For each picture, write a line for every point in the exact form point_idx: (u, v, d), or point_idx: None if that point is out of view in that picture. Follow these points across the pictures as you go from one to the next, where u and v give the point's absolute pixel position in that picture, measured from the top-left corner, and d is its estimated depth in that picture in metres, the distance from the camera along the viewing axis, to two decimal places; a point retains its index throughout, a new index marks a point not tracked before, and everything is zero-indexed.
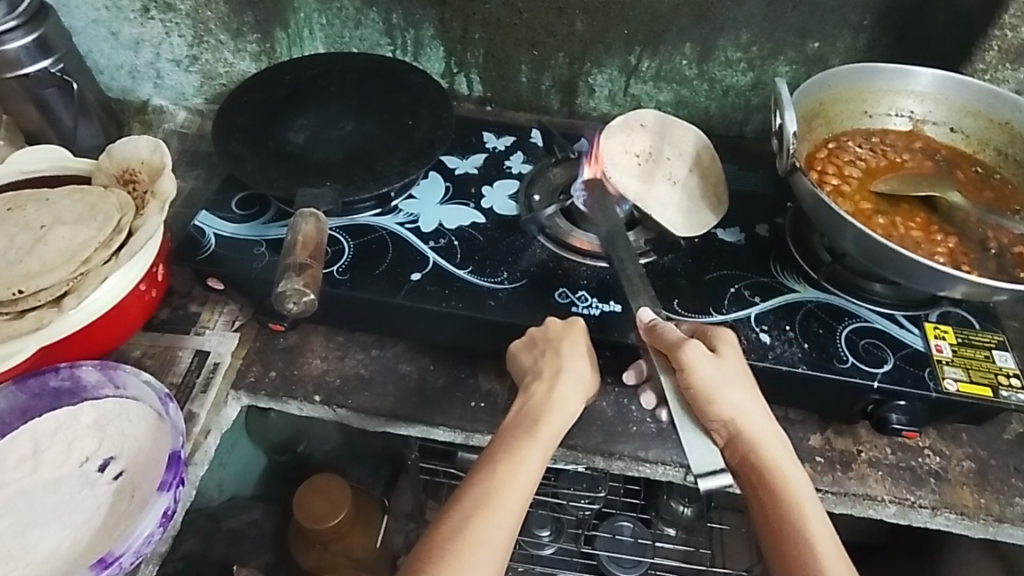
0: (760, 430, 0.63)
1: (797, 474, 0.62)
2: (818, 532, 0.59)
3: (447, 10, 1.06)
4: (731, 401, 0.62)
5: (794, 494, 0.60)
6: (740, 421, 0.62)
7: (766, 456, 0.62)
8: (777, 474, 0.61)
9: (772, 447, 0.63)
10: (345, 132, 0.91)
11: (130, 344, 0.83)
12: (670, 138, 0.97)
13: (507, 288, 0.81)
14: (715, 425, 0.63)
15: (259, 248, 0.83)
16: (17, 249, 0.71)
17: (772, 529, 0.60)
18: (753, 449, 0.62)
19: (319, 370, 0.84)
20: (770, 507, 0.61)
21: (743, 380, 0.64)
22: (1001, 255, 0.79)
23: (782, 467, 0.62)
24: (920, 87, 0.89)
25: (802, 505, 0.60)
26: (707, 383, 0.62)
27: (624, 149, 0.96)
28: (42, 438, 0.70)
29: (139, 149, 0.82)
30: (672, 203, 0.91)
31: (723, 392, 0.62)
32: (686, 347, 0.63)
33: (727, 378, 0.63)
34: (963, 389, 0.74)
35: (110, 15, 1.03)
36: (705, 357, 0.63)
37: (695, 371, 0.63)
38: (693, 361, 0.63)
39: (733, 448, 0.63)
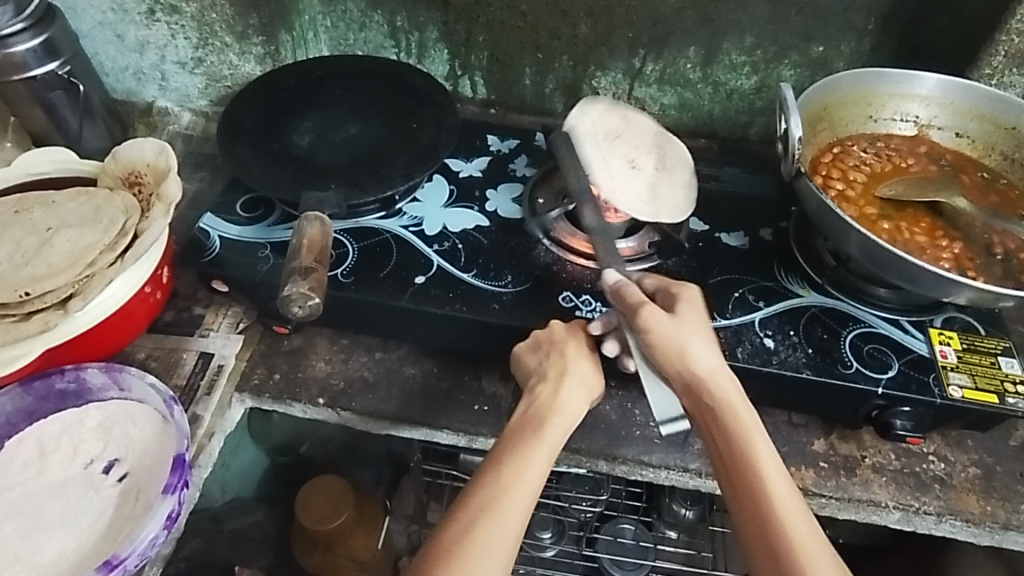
0: (716, 378, 0.63)
1: (752, 419, 0.61)
2: (769, 473, 0.58)
3: (452, 13, 1.06)
4: (686, 351, 0.63)
5: (748, 438, 0.60)
6: (696, 368, 0.63)
7: (721, 402, 0.62)
8: (729, 418, 0.61)
9: (729, 393, 0.62)
10: (349, 135, 0.91)
11: (135, 346, 0.84)
12: (651, 131, 0.95)
13: (511, 292, 0.81)
14: (672, 375, 0.64)
15: (263, 251, 0.83)
16: (23, 252, 0.71)
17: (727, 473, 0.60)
18: (707, 395, 0.62)
19: (323, 373, 0.84)
20: (723, 452, 0.61)
21: (700, 331, 0.65)
22: (1007, 260, 0.79)
23: (739, 411, 0.62)
24: (925, 91, 0.89)
25: (755, 448, 0.59)
26: (661, 337, 0.63)
27: (596, 127, 0.93)
28: (48, 440, 0.71)
29: (144, 151, 0.82)
30: (616, 186, 0.87)
31: (679, 344, 0.63)
32: (645, 309, 0.65)
33: (686, 330, 0.64)
34: (968, 395, 0.74)
35: (115, 18, 1.03)
36: (659, 315, 0.64)
37: (651, 327, 0.64)
38: (649, 319, 0.64)
39: (691, 395, 0.63)
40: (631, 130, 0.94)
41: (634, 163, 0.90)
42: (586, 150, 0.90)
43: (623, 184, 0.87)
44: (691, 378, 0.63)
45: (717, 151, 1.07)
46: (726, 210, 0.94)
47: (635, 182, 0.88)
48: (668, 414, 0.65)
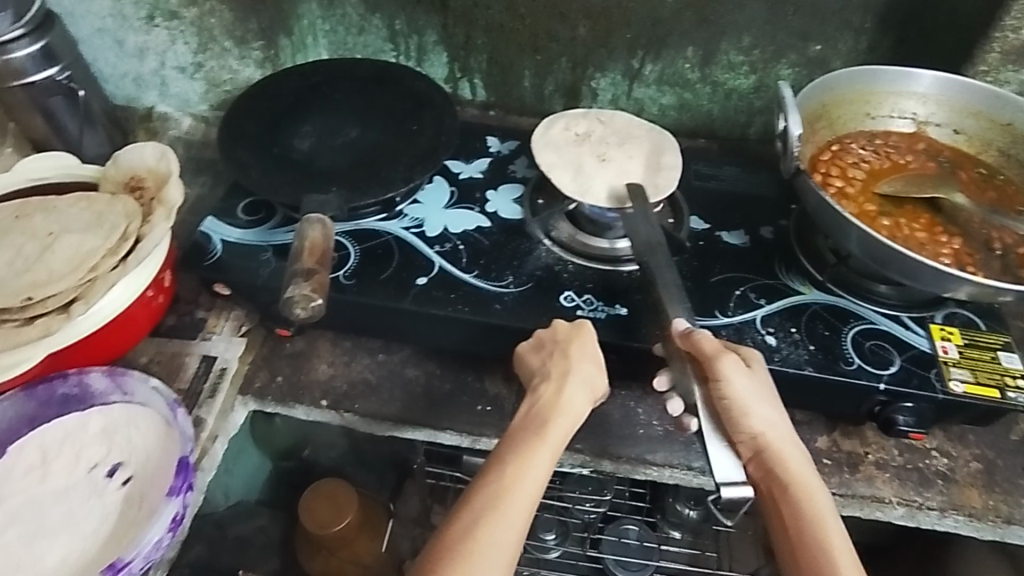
0: (786, 445, 0.63)
1: (820, 491, 0.62)
2: (840, 550, 0.58)
3: (451, 16, 1.06)
4: (762, 415, 0.63)
5: (817, 511, 0.60)
6: (768, 436, 0.63)
7: (788, 471, 0.62)
8: (797, 488, 0.61)
9: (796, 463, 0.63)
10: (349, 138, 0.92)
11: (137, 351, 0.84)
12: (624, 126, 0.94)
13: (513, 293, 0.81)
14: (742, 438, 0.63)
15: (265, 254, 0.83)
16: (25, 258, 0.72)
17: (791, 541, 0.60)
18: (777, 461, 0.62)
19: (326, 376, 0.84)
20: (790, 519, 0.61)
21: (771, 396, 0.65)
22: (1006, 256, 0.79)
23: (807, 482, 0.62)
24: (922, 89, 0.89)
25: (824, 519, 0.60)
26: (740, 394, 0.63)
27: (565, 126, 0.93)
28: (51, 445, 0.71)
29: (145, 157, 0.82)
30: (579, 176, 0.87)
31: (755, 406, 0.63)
32: (725, 361, 0.63)
33: (758, 393, 0.64)
34: (970, 390, 0.74)
35: (115, 24, 1.04)
36: (741, 371, 0.63)
37: (730, 382, 0.63)
38: (729, 373, 0.63)
39: (759, 462, 0.63)
40: (603, 127, 0.93)
41: (602, 155, 0.89)
42: (552, 147, 0.90)
43: (591, 175, 0.87)
44: (763, 442, 0.63)
45: (716, 151, 1.08)
46: (725, 208, 0.95)
47: (603, 172, 0.87)
48: (729, 477, 0.61)
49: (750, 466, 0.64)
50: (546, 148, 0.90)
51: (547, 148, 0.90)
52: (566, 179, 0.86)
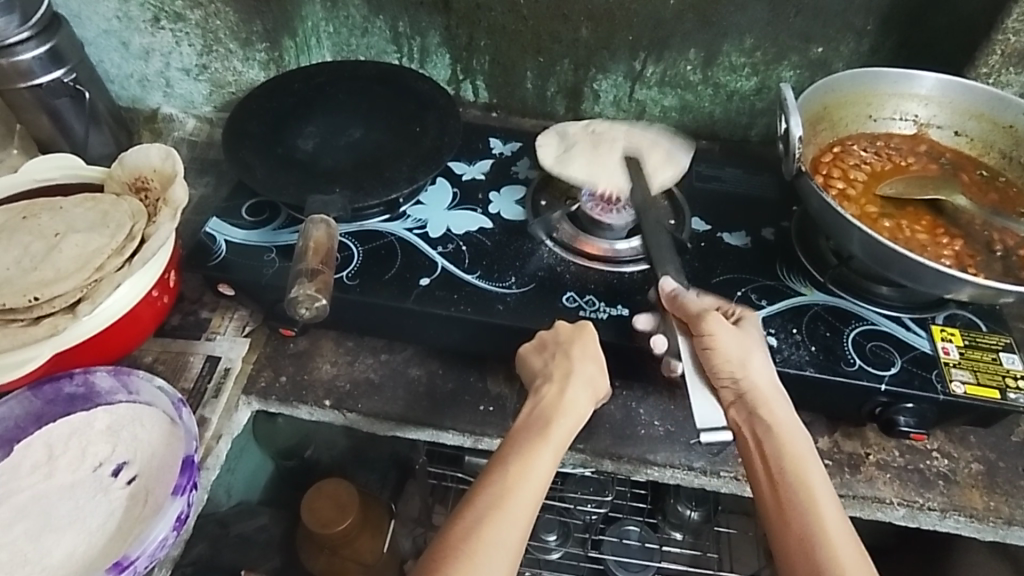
0: (767, 395, 0.64)
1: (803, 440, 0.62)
2: (820, 494, 0.58)
3: (454, 18, 1.07)
4: (749, 365, 0.65)
5: (801, 460, 0.60)
6: (751, 381, 0.64)
7: (767, 418, 0.62)
8: (776, 434, 0.62)
9: (777, 412, 0.63)
10: (353, 139, 0.92)
11: (142, 350, 0.84)
12: (657, 151, 0.94)
13: (516, 293, 0.81)
14: (725, 383, 0.65)
15: (269, 254, 0.84)
16: (31, 257, 0.72)
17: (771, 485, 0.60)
18: (756, 407, 0.63)
19: (329, 375, 0.85)
20: (770, 465, 0.60)
21: (760, 349, 0.67)
22: (1007, 257, 0.79)
23: (790, 429, 0.62)
24: (924, 91, 0.90)
25: (805, 466, 0.60)
26: (725, 341, 0.65)
27: (590, 127, 0.98)
28: (56, 443, 0.71)
29: (151, 156, 0.82)
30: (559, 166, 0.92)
31: (741, 354, 0.65)
32: (707, 314, 0.66)
33: (745, 344, 0.66)
34: (971, 391, 0.74)
35: (121, 26, 1.04)
36: (727, 325, 0.66)
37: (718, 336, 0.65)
38: (716, 329, 0.65)
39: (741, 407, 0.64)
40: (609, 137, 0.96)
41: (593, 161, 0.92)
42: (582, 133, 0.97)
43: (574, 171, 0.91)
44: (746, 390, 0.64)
45: (719, 152, 1.08)
46: (726, 209, 0.95)
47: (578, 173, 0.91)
48: (709, 424, 0.65)
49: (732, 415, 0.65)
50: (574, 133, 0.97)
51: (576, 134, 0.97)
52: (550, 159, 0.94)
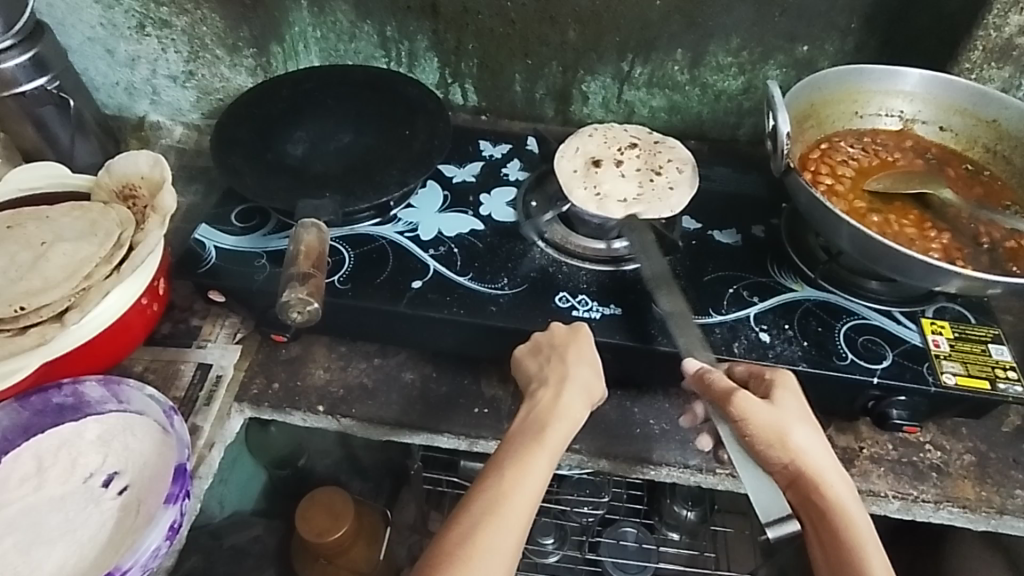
0: (827, 468, 0.63)
1: (862, 520, 0.62)
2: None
3: (441, 22, 1.07)
4: (789, 447, 0.63)
5: (859, 539, 0.61)
6: (803, 462, 0.63)
7: (831, 491, 0.62)
8: (839, 507, 0.62)
9: (837, 484, 0.63)
10: (343, 144, 0.92)
11: (132, 360, 0.83)
12: (668, 146, 0.93)
13: (508, 294, 0.81)
14: (777, 467, 0.64)
15: (260, 260, 0.83)
16: (18, 266, 0.71)
17: (829, 562, 0.62)
18: (821, 480, 0.63)
19: (322, 381, 0.84)
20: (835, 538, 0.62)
21: (803, 420, 0.65)
22: (993, 250, 0.80)
23: (847, 506, 0.62)
24: (908, 87, 0.91)
25: (862, 547, 0.61)
26: (761, 431, 0.63)
27: (598, 131, 0.94)
28: (45, 454, 0.70)
29: (139, 164, 0.82)
30: (580, 175, 0.87)
31: (777, 435, 0.63)
32: (741, 399, 0.64)
33: (787, 423, 0.64)
34: (961, 383, 0.75)
35: (105, 33, 1.04)
36: (758, 405, 0.64)
37: (751, 420, 0.63)
38: (746, 409, 0.63)
39: (797, 489, 0.64)
40: (620, 141, 0.93)
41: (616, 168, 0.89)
42: (585, 138, 0.93)
43: (598, 177, 0.87)
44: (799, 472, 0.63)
45: (707, 151, 1.09)
46: (716, 208, 0.95)
47: (603, 179, 0.87)
48: (773, 515, 0.64)
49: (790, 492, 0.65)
50: (580, 138, 0.92)
51: (582, 139, 0.92)
52: (567, 168, 0.88)
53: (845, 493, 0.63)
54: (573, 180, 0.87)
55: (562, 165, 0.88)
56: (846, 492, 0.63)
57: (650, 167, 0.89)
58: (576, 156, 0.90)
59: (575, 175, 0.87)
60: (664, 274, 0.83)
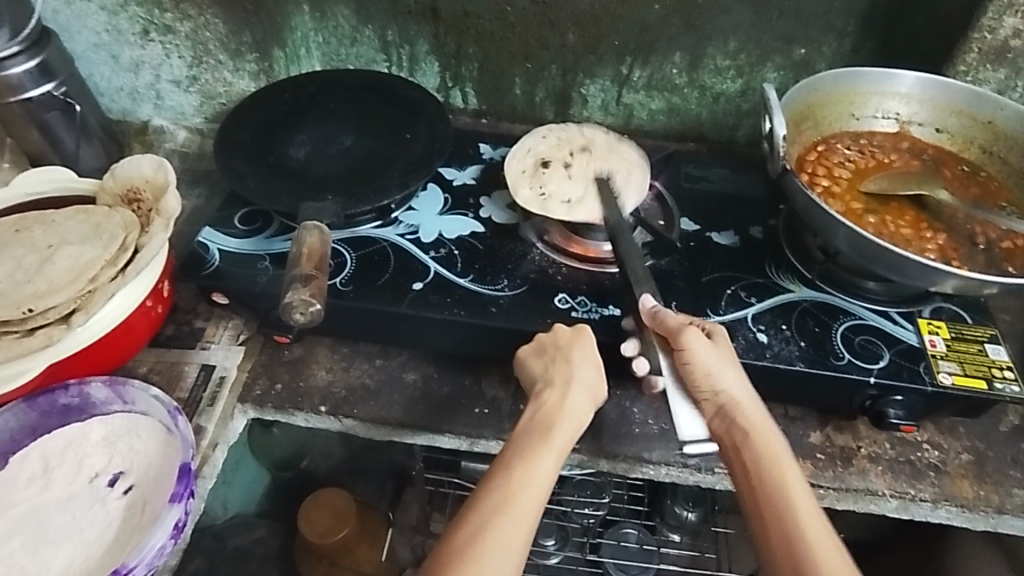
0: (752, 405, 0.65)
1: (786, 455, 0.63)
2: (798, 503, 0.60)
3: (442, 26, 1.08)
4: (722, 379, 0.65)
5: (783, 471, 0.62)
6: (731, 393, 0.65)
7: (755, 422, 0.64)
8: (761, 436, 0.64)
9: (760, 419, 0.65)
10: (344, 147, 0.93)
11: (137, 361, 0.84)
12: (623, 154, 0.94)
13: (508, 295, 0.82)
14: (707, 397, 0.65)
15: (263, 262, 0.84)
16: (25, 269, 0.72)
17: (754, 494, 0.62)
18: (747, 412, 0.65)
19: (325, 382, 0.85)
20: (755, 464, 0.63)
21: (734, 362, 0.67)
22: (989, 250, 0.81)
23: (768, 438, 0.64)
24: (905, 89, 0.91)
25: (783, 475, 0.61)
26: (704, 363, 0.65)
27: (552, 132, 0.97)
28: (52, 455, 0.71)
29: (143, 167, 0.83)
30: (528, 175, 0.91)
31: (715, 368, 0.65)
32: (687, 330, 0.66)
33: (722, 359, 0.66)
34: (958, 382, 0.75)
35: (110, 38, 1.05)
36: (701, 337, 0.66)
37: (693, 350, 0.65)
38: (689, 340, 0.65)
39: (722, 419, 0.65)
40: (573, 143, 0.96)
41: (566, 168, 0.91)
42: (539, 138, 0.96)
43: (544, 177, 0.90)
44: (729, 404, 0.65)
45: (706, 153, 1.09)
46: (714, 210, 0.96)
47: (551, 180, 0.90)
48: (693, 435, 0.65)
49: (716, 427, 0.66)
50: (534, 140, 0.96)
51: (535, 140, 0.96)
52: (516, 168, 0.92)
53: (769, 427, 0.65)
54: (521, 180, 0.91)
55: (512, 165, 0.93)
56: (771, 430, 0.65)
57: (601, 172, 0.91)
58: (530, 156, 0.94)
59: (522, 176, 0.91)
60: (622, 223, 0.82)
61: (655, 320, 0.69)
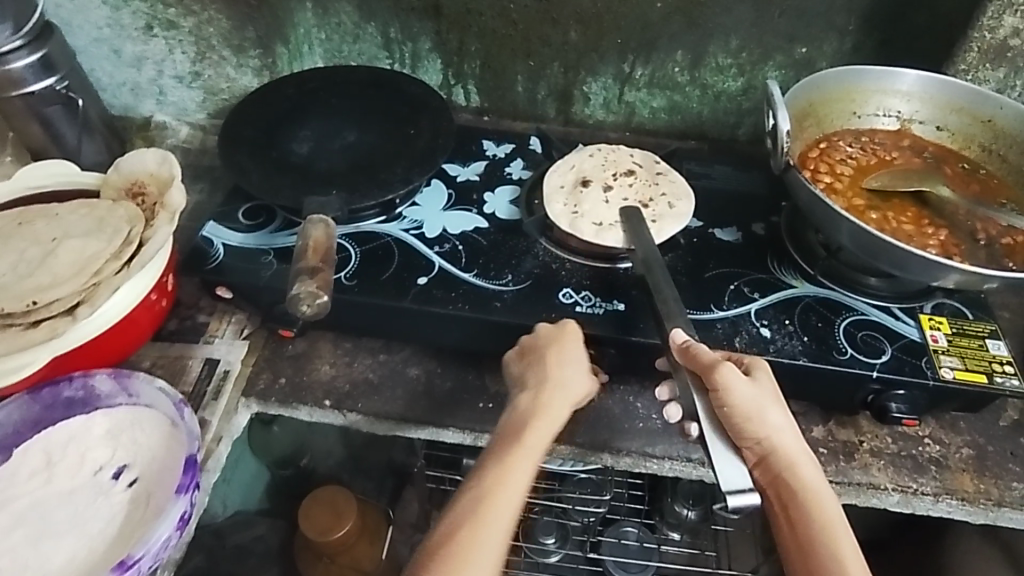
0: (800, 453, 0.65)
1: (830, 499, 0.64)
2: (848, 558, 0.61)
3: (444, 23, 1.08)
4: (766, 424, 0.63)
5: (827, 518, 0.63)
6: (774, 440, 0.64)
7: (803, 473, 0.64)
8: (809, 489, 0.63)
9: (808, 468, 0.65)
10: (347, 142, 0.93)
11: (140, 355, 0.84)
12: (670, 183, 0.93)
13: (512, 290, 0.82)
14: (749, 445, 0.64)
15: (267, 257, 0.84)
16: (28, 263, 0.72)
17: (800, 545, 0.63)
18: (795, 463, 0.64)
19: (328, 376, 0.85)
20: (804, 517, 0.63)
21: (777, 401, 0.65)
22: (991, 246, 0.81)
23: (815, 488, 0.64)
24: (906, 87, 0.92)
25: (833, 531, 0.62)
26: (744, 407, 0.62)
27: (600, 153, 0.97)
28: (55, 448, 0.71)
29: (147, 162, 0.83)
30: (565, 191, 0.91)
31: (759, 411, 0.63)
32: (724, 368, 0.62)
33: (764, 400, 0.64)
34: (959, 376, 0.76)
35: (113, 33, 1.05)
36: (738, 376, 0.62)
37: (731, 392, 0.62)
38: (729, 382, 0.62)
39: (765, 468, 0.64)
40: (617, 165, 0.95)
41: (605, 191, 0.91)
42: (586, 156, 0.96)
43: (581, 196, 0.90)
44: (771, 451, 0.64)
45: (708, 151, 1.10)
46: (717, 207, 0.96)
47: (586, 199, 0.90)
48: (735, 486, 0.57)
49: (757, 471, 0.65)
50: (580, 156, 0.96)
51: (580, 158, 0.96)
52: (556, 182, 0.93)
53: (815, 475, 0.65)
54: (556, 195, 0.91)
55: (552, 179, 0.93)
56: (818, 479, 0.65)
57: (641, 197, 0.90)
58: (573, 172, 0.94)
59: (560, 190, 0.91)
60: (653, 257, 0.79)
61: (690, 360, 0.64)
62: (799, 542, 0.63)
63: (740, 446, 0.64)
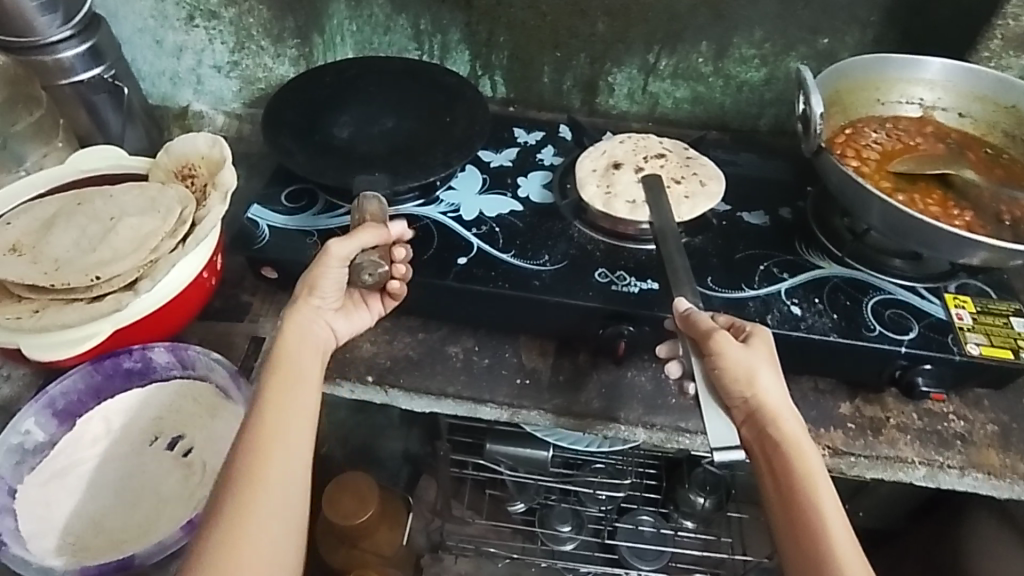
0: (785, 411, 0.62)
1: (815, 460, 0.60)
2: (831, 516, 0.58)
3: (475, 15, 1.11)
4: (760, 383, 0.62)
5: (811, 478, 0.60)
6: (762, 397, 0.62)
7: (787, 431, 0.61)
8: (794, 447, 0.61)
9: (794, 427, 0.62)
10: (385, 128, 0.96)
11: (188, 332, 0.87)
12: (700, 166, 0.95)
13: (549, 270, 0.85)
14: (737, 403, 0.63)
15: (311, 238, 0.87)
16: (89, 239, 0.75)
17: (786, 505, 0.60)
18: (776, 420, 0.62)
19: (370, 353, 0.88)
20: (787, 476, 0.60)
21: (772, 364, 0.64)
22: (1015, 227, 0.84)
23: (801, 447, 0.61)
24: (929, 75, 0.94)
25: (819, 490, 0.59)
26: (733, 364, 0.62)
27: (629, 139, 0.99)
28: (115, 417, 0.76)
29: (198, 144, 0.86)
30: (598, 175, 0.94)
31: (750, 371, 0.62)
32: (718, 334, 0.64)
33: (753, 361, 0.63)
34: (985, 352, 0.78)
35: (155, 24, 1.08)
36: (732, 342, 0.63)
37: (725, 355, 0.63)
38: (723, 347, 0.63)
39: (753, 424, 0.63)
40: (646, 150, 0.98)
41: (635, 175, 0.94)
42: (617, 141, 0.99)
43: (613, 178, 0.93)
44: (757, 408, 0.62)
45: (731, 140, 1.12)
46: (744, 192, 0.99)
47: (618, 182, 0.92)
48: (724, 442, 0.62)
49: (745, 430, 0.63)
50: (610, 142, 0.99)
51: (611, 144, 0.98)
52: (588, 166, 0.95)
53: (803, 434, 0.62)
54: (589, 178, 0.93)
55: (584, 164, 0.96)
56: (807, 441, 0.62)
57: (671, 180, 0.93)
58: (605, 157, 0.96)
59: (593, 174, 0.94)
60: (666, 228, 0.82)
61: (692, 323, 0.66)
62: (783, 500, 0.60)
63: (726, 405, 0.64)
